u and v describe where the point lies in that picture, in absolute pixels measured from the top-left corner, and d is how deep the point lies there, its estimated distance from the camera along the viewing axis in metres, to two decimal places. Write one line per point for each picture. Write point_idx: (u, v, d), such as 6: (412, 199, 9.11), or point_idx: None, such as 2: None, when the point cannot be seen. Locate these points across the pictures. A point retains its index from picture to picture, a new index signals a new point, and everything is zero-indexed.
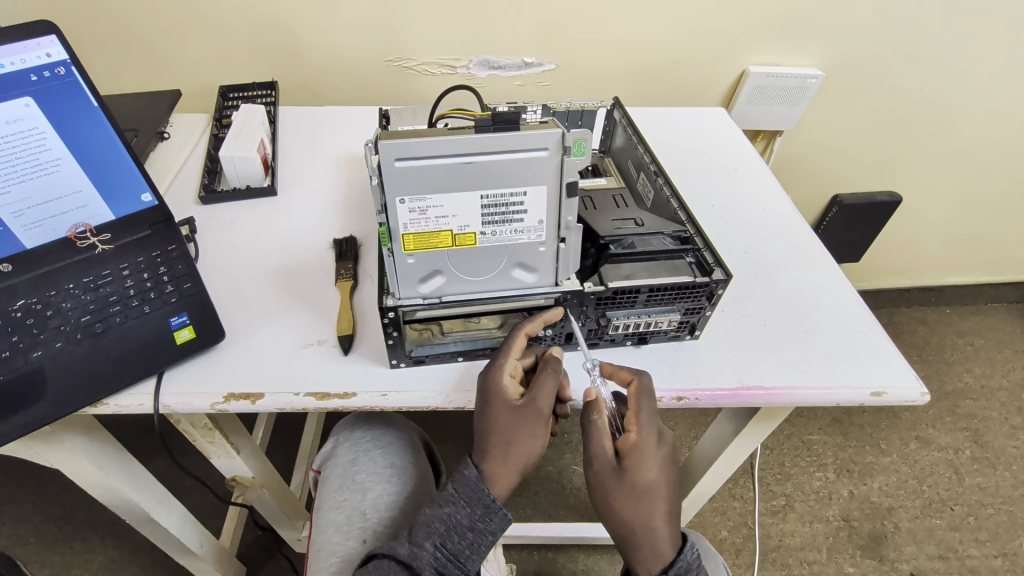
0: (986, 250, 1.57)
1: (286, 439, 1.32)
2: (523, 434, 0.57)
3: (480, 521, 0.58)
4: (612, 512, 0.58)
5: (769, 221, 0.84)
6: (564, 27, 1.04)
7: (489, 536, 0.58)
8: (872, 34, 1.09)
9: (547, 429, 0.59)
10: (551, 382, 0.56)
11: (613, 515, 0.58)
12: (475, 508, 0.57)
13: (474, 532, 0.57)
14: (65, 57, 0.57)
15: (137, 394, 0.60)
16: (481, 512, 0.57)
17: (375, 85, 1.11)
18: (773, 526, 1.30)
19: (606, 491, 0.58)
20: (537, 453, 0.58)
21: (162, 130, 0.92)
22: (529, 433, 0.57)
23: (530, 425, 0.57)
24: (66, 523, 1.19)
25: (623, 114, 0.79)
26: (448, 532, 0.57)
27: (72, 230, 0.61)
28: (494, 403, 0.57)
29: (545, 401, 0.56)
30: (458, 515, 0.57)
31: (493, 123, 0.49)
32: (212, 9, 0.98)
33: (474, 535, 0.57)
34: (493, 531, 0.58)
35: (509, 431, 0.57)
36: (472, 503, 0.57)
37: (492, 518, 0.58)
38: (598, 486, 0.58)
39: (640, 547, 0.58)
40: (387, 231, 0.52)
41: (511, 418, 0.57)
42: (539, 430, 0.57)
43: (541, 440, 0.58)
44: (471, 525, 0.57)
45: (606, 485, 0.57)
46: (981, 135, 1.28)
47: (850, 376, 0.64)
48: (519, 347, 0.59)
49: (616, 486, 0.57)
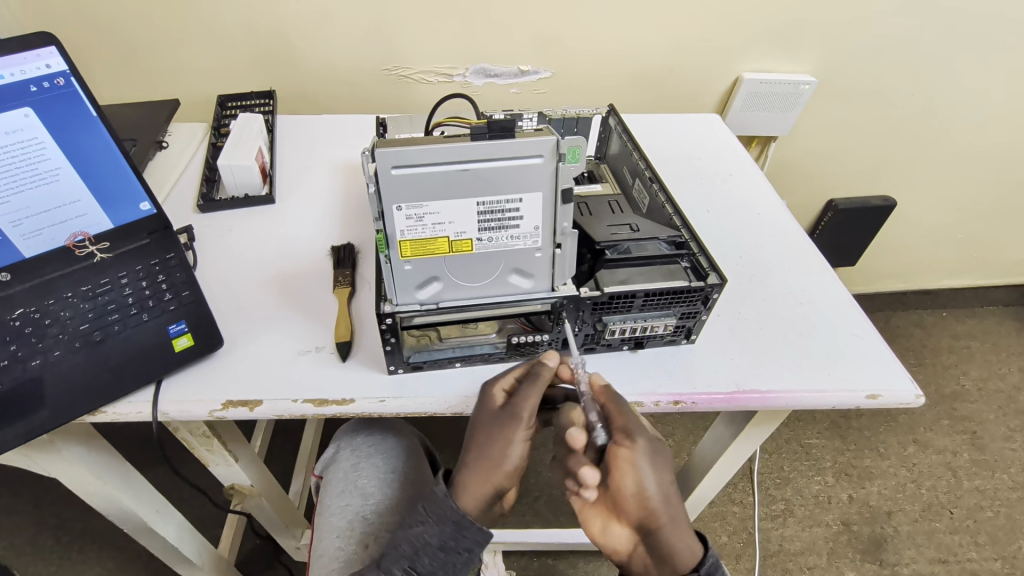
0: (980, 253, 1.58)
1: (285, 447, 1.32)
2: (495, 439, 0.58)
3: (453, 539, 0.57)
4: (653, 486, 0.58)
5: (763, 226, 0.85)
6: (559, 35, 1.06)
7: (466, 553, 0.57)
8: (864, 40, 1.11)
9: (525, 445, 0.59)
10: (534, 392, 0.59)
11: (654, 488, 0.58)
12: (444, 526, 0.57)
13: (446, 551, 0.57)
14: (64, 68, 0.58)
15: (136, 402, 0.60)
16: (451, 530, 0.57)
17: (372, 94, 1.11)
18: (773, 530, 1.30)
19: (650, 462, 0.57)
20: (508, 462, 0.59)
21: (161, 140, 0.93)
22: (501, 438, 0.58)
23: (501, 430, 0.58)
24: (63, 533, 1.19)
25: (617, 121, 0.80)
26: (418, 553, 0.56)
27: (70, 239, 0.62)
28: (479, 410, 0.60)
29: (523, 408, 0.58)
30: (427, 535, 0.57)
31: (489, 131, 0.49)
32: (211, 20, 0.99)
33: (447, 554, 0.57)
34: (470, 548, 0.57)
35: (485, 440, 0.59)
36: (440, 521, 0.57)
37: (464, 534, 0.57)
38: (640, 460, 0.57)
39: (674, 515, 0.59)
40: (385, 238, 0.52)
41: (486, 424, 0.59)
42: (511, 436, 0.58)
43: (515, 449, 0.59)
44: (441, 544, 0.56)
45: (648, 455, 0.57)
46: (973, 139, 1.30)
47: (845, 379, 0.65)
48: (524, 370, 0.61)
49: (654, 452, 0.58)
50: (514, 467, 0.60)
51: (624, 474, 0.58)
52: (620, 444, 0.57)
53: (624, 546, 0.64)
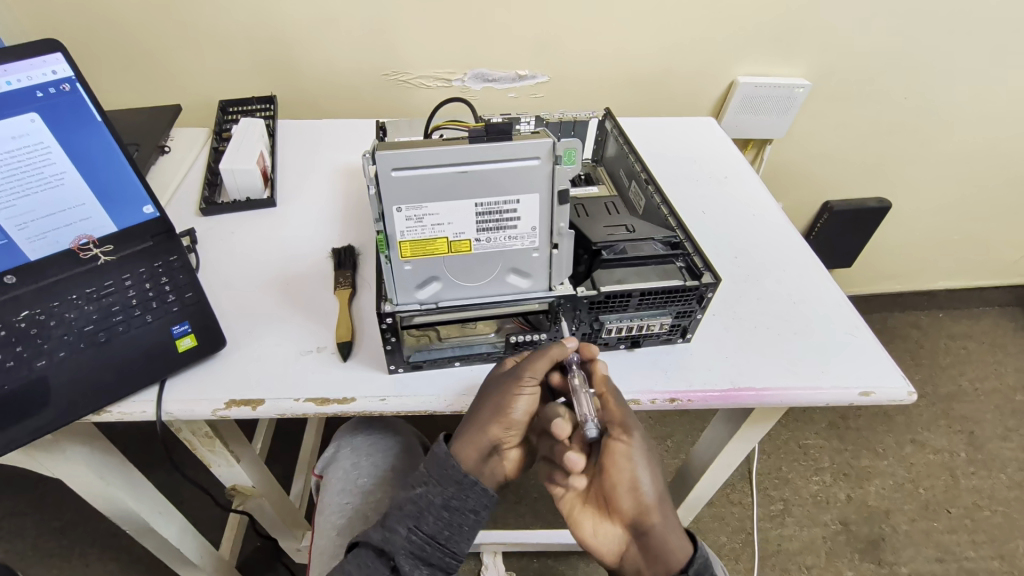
0: (975, 254, 1.59)
1: (286, 449, 1.33)
2: (501, 399, 0.58)
3: (457, 499, 0.58)
4: (648, 482, 0.56)
5: (758, 227, 0.86)
6: (557, 40, 1.07)
7: (471, 515, 0.58)
8: (857, 45, 1.13)
9: (525, 402, 0.58)
10: (544, 356, 0.58)
11: (650, 485, 0.56)
12: (447, 486, 0.58)
13: (451, 511, 0.58)
14: (70, 74, 0.59)
15: (141, 402, 0.61)
16: (454, 489, 0.58)
17: (372, 98, 1.13)
18: (772, 530, 1.30)
19: (646, 457, 0.57)
20: (510, 422, 0.59)
21: (162, 144, 0.94)
22: (509, 399, 0.57)
23: (509, 391, 0.58)
24: (65, 535, 1.19)
25: (614, 125, 0.81)
26: (422, 513, 0.58)
27: (75, 242, 0.63)
28: (494, 371, 0.61)
29: (534, 373, 0.58)
30: (430, 494, 0.58)
31: (487, 134, 0.51)
32: (213, 26, 1.01)
33: (451, 514, 0.58)
34: (475, 509, 0.58)
35: (487, 395, 0.59)
36: (443, 481, 0.58)
37: (469, 494, 0.58)
38: (637, 454, 0.56)
39: (669, 516, 0.57)
40: (385, 239, 0.53)
41: (494, 383, 0.59)
42: (519, 398, 0.58)
43: (520, 411, 0.58)
44: (445, 504, 0.58)
45: (644, 451, 0.57)
46: (966, 141, 1.31)
47: (838, 376, 0.66)
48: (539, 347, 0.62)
49: (650, 449, 0.57)
50: (516, 428, 0.60)
51: (620, 469, 0.56)
52: (617, 437, 0.57)
53: (614, 551, 0.60)
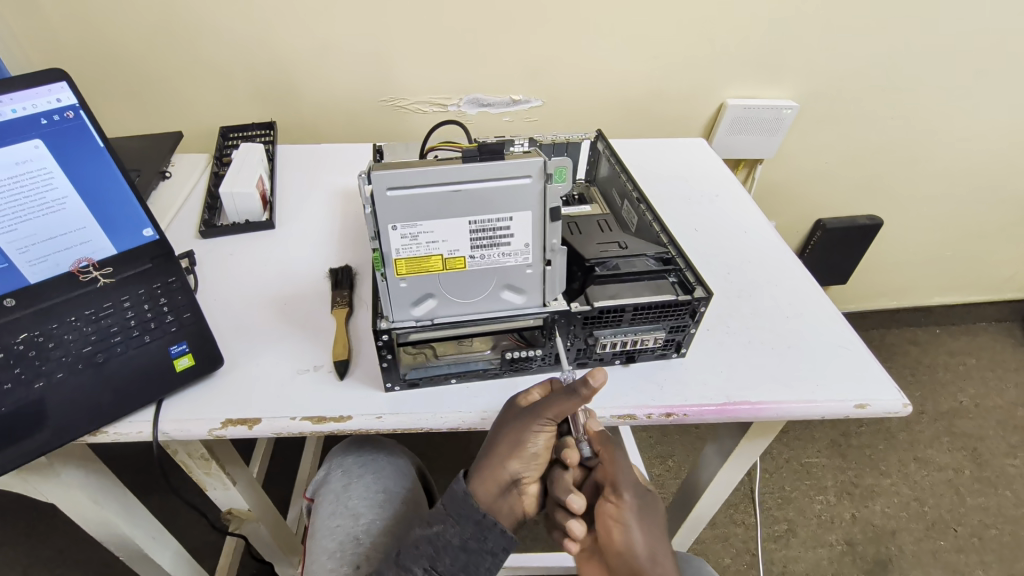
0: (969, 269, 1.61)
1: (283, 472, 1.32)
2: (521, 435, 0.57)
3: (475, 540, 0.57)
4: (637, 549, 0.56)
5: (750, 243, 0.87)
6: (549, 66, 1.10)
7: (489, 556, 0.58)
8: (841, 68, 1.16)
9: (545, 434, 0.58)
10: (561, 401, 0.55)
11: (639, 551, 0.56)
12: (466, 526, 0.57)
13: (468, 553, 0.57)
14: (74, 101, 0.61)
15: (137, 422, 0.61)
16: (473, 529, 0.57)
17: (370, 124, 1.16)
18: (776, 551, 1.28)
19: (636, 522, 0.57)
20: (528, 457, 0.58)
21: (164, 170, 0.96)
22: (528, 435, 0.57)
23: (528, 428, 0.57)
24: (56, 563, 1.17)
25: (606, 145, 0.83)
26: (438, 553, 0.57)
27: (76, 265, 0.63)
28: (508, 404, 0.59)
29: (556, 415, 0.56)
30: (448, 535, 0.57)
31: (479, 154, 0.52)
32: (215, 56, 1.04)
33: (467, 555, 0.57)
34: (493, 551, 0.58)
35: (508, 430, 0.57)
36: (461, 521, 0.57)
37: (487, 536, 0.57)
38: (625, 515, 0.57)
39: None
40: (381, 257, 0.54)
41: (512, 419, 0.58)
42: (539, 434, 0.57)
43: (538, 446, 0.58)
44: (462, 545, 0.57)
45: (637, 517, 0.57)
46: (952, 160, 1.34)
47: (833, 390, 0.66)
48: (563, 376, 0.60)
49: (643, 515, 0.58)
50: (534, 462, 0.60)
51: (610, 532, 0.58)
52: (610, 499, 0.59)
53: None
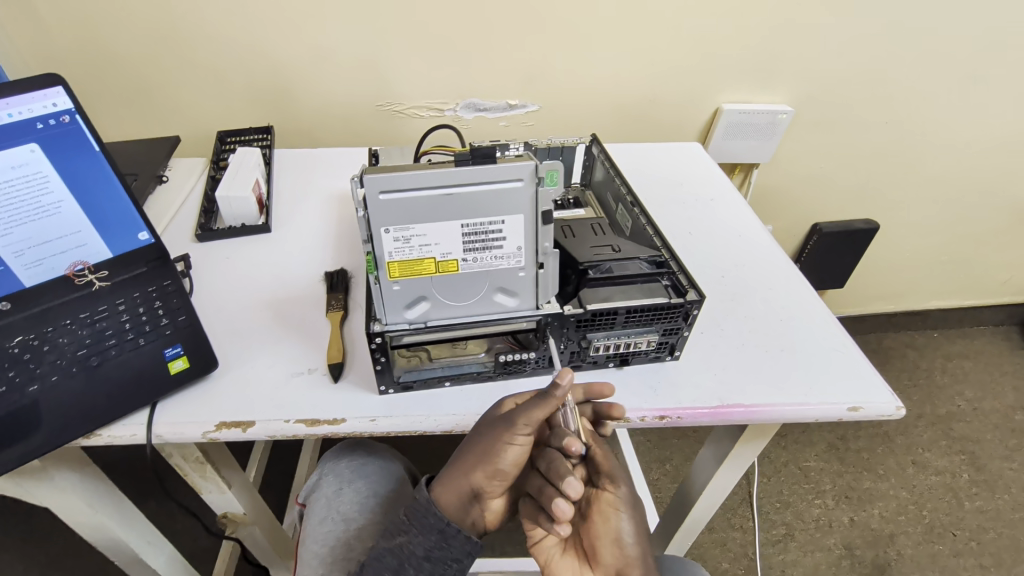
0: (966, 273, 1.61)
1: (280, 475, 1.31)
2: (489, 444, 0.57)
3: (439, 549, 0.58)
4: (631, 534, 0.57)
5: (744, 247, 0.88)
6: (545, 72, 1.11)
7: (454, 563, 0.58)
8: (836, 73, 1.17)
9: (516, 445, 0.56)
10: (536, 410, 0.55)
11: (632, 535, 0.57)
12: (429, 536, 0.57)
13: (433, 562, 0.57)
14: (70, 106, 0.61)
15: (130, 425, 0.61)
16: (437, 538, 0.57)
17: (367, 129, 1.16)
18: (775, 556, 1.28)
19: (631, 508, 0.58)
20: (496, 470, 0.57)
21: (161, 174, 0.97)
22: (497, 446, 0.56)
23: (498, 439, 0.56)
24: (52, 567, 1.17)
25: (600, 150, 0.83)
26: (402, 565, 0.57)
27: (71, 268, 0.64)
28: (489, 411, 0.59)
29: (523, 426, 0.55)
30: (412, 545, 0.57)
31: (472, 158, 0.53)
32: (214, 61, 1.04)
33: (431, 564, 0.57)
34: (458, 558, 0.58)
35: (479, 438, 0.58)
36: (425, 530, 0.58)
37: (451, 544, 0.58)
38: (621, 504, 0.58)
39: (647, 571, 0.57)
40: (374, 260, 0.54)
41: (487, 426, 0.58)
42: (508, 445, 0.56)
43: (508, 461, 0.57)
44: (426, 555, 0.57)
45: (632, 502, 0.58)
46: (948, 164, 1.35)
47: (827, 393, 0.66)
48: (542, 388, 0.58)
49: (637, 502, 0.59)
50: (500, 479, 0.58)
51: (605, 520, 0.58)
52: (606, 488, 0.58)
53: None
